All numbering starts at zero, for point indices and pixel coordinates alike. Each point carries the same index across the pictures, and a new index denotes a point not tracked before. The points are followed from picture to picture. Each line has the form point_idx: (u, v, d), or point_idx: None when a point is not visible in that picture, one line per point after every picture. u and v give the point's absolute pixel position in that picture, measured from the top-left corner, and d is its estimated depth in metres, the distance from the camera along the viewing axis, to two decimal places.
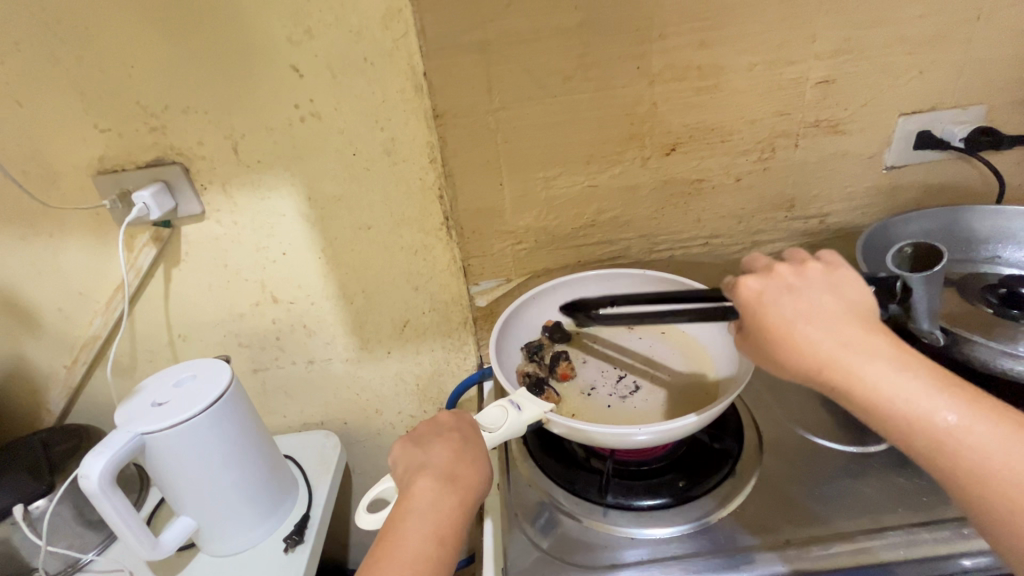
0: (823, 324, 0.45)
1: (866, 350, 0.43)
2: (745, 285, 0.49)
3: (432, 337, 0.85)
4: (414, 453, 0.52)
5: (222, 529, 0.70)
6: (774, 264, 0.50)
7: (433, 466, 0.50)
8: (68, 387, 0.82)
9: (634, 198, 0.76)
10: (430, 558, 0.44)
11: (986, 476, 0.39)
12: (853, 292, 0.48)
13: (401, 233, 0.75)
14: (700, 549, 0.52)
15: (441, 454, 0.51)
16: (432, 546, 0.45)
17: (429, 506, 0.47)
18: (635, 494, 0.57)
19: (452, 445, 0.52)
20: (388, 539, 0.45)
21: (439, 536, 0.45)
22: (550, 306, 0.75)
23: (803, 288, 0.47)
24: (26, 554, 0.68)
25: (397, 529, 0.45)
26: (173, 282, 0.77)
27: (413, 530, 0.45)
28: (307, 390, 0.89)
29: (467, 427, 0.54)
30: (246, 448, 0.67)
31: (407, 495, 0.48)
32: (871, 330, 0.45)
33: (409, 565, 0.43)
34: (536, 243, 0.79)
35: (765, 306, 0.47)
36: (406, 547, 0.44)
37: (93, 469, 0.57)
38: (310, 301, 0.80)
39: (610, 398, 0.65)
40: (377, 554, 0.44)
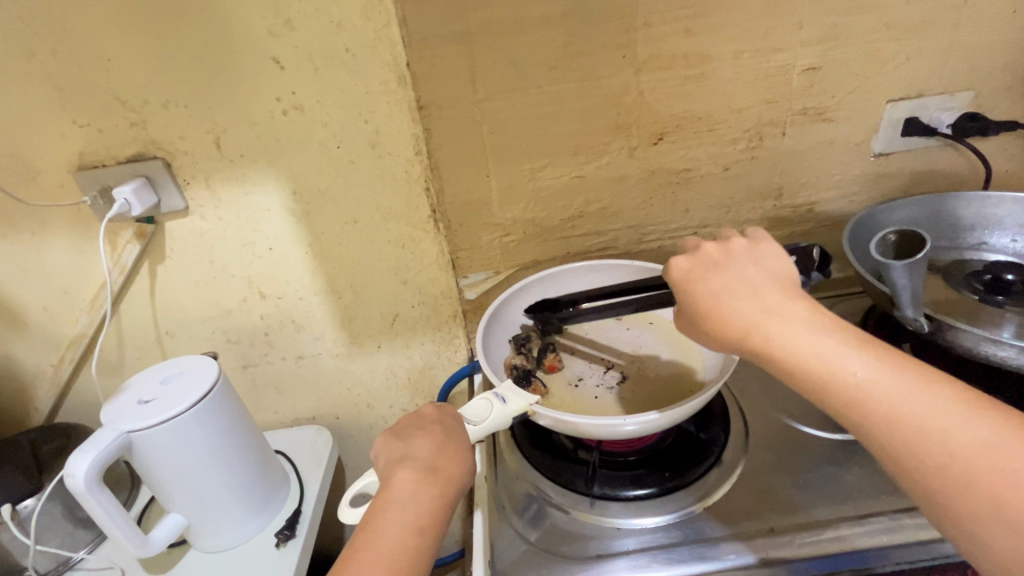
0: (744, 294, 0.45)
1: (784, 315, 0.44)
2: (674, 266, 0.50)
3: (422, 330, 0.85)
4: (396, 446, 0.52)
5: (214, 526, 0.70)
6: (701, 242, 0.51)
7: (415, 458, 0.50)
8: (56, 385, 0.82)
9: (622, 188, 0.76)
10: (408, 548, 0.44)
11: (903, 426, 0.39)
12: (781, 263, 0.48)
13: (387, 227, 0.74)
14: (686, 538, 0.52)
15: (423, 448, 0.51)
16: (412, 537, 0.45)
17: (410, 498, 0.47)
18: (622, 485, 0.57)
19: (435, 439, 0.52)
20: (367, 529, 0.45)
21: (419, 527, 0.45)
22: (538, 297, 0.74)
23: (727, 262, 0.48)
24: (15, 553, 0.68)
25: (377, 520, 0.45)
26: (158, 279, 0.76)
27: (393, 521, 0.45)
28: (298, 385, 0.89)
29: (451, 420, 0.54)
30: (234, 444, 0.67)
31: (387, 486, 0.48)
32: (792, 297, 0.45)
33: (387, 556, 0.43)
34: (523, 235, 0.78)
35: (689, 283, 0.49)
36: (385, 537, 0.44)
37: (77, 468, 0.57)
38: (298, 296, 0.79)
39: (597, 389, 0.65)
40: (357, 546, 0.44)
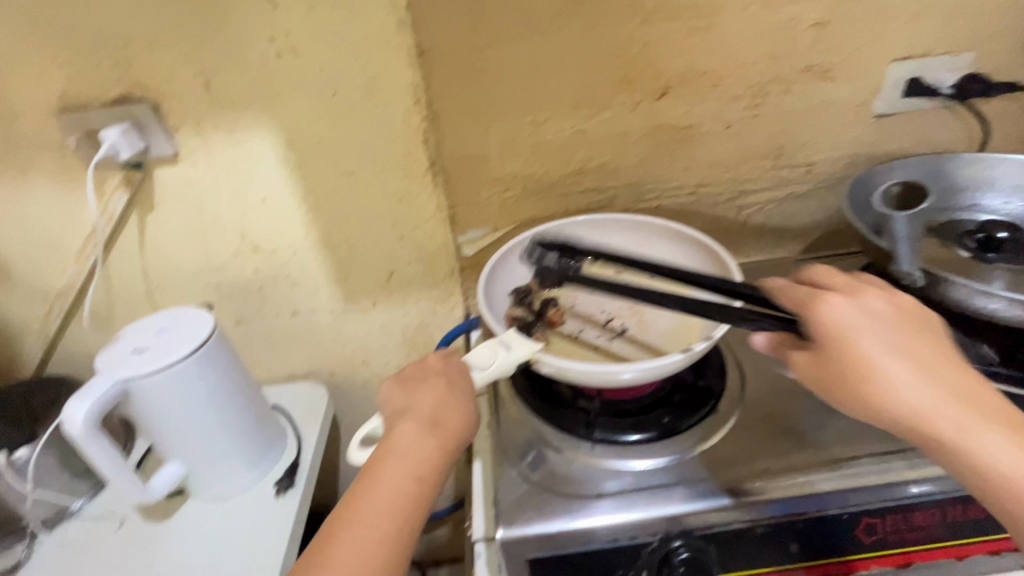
0: (913, 365, 0.45)
1: (958, 401, 0.44)
2: (831, 308, 0.47)
3: (418, 287, 0.84)
4: (400, 396, 0.52)
5: (212, 474, 0.71)
6: (857, 289, 0.49)
7: (417, 411, 0.51)
8: (44, 337, 0.80)
9: (623, 146, 0.74)
10: (409, 499, 0.46)
11: None
12: (937, 333, 0.48)
13: (384, 179, 0.73)
14: (681, 478, 0.54)
15: (427, 401, 0.51)
16: (410, 487, 0.46)
17: (409, 450, 0.48)
18: (621, 430, 0.58)
19: (438, 392, 0.52)
20: (367, 478, 0.46)
21: (417, 477, 0.46)
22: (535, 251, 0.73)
23: (889, 322, 0.47)
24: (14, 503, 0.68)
25: (376, 470, 0.46)
26: (148, 229, 0.74)
27: (393, 472, 0.46)
28: (292, 342, 0.88)
29: (456, 371, 0.54)
30: (233, 394, 0.67)
31: (388, 437, 0.49)
32: (964, 381, 0.45)
33: (387, 505, 0.45)
34: (523, 191, 0.76)
35: (846, 335, 0.46)
36: (386, 487, 0.46)
37: (76, 414, 0.56)
38: (293, 250, 0.78)
39: (597, 341, 0.67)
40: (356, 491, 0.46)
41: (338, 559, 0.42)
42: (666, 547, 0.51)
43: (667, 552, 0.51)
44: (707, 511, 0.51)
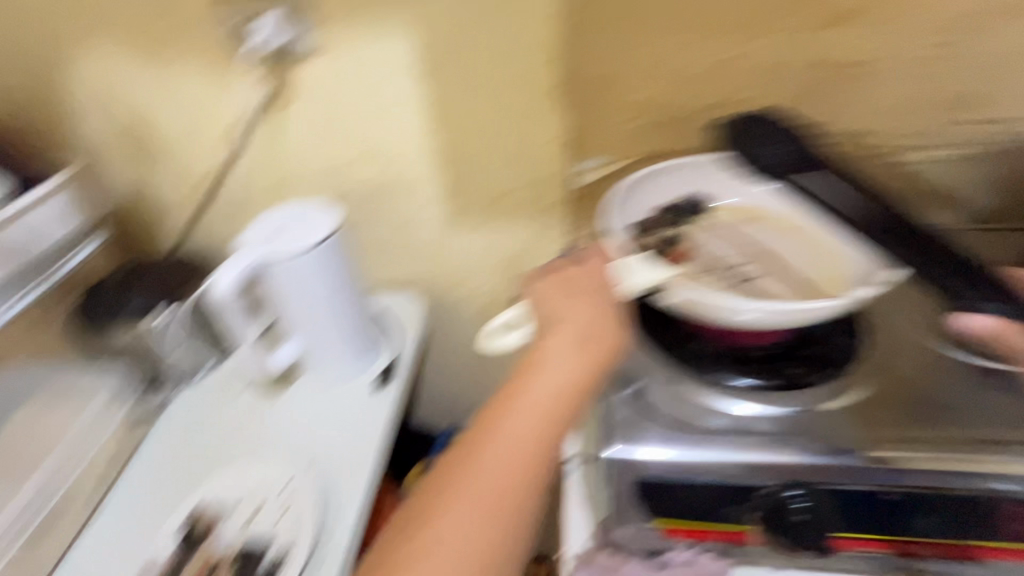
0: None
1: None
2: None
3: (524, 213, 0.82)
4: (553, 304, 0.53)
5: (320, 358, 0.76)
6: None
7: (571, 324, 0.52)
8: (184, 217, 0.88)
9: (774, 79, 0.68)
10: (557, 405, 0.50)
11: None
12: None
13: (512, 93, 0.70)
14: (795, 431, 0.51)
15: (577, 316, 0.52)
16: (564, 394, 0.50)
17: (560, 361, 0.51)
18: (731, 372, 0.55)
19: (588, 309, 0.53)
20: (522, 379, 0.51)
21: (571, 387, 0.50)
22: (661, 183, 0.67)
23: None
24: (159, 356, 0.77)
25: (533, 375, 0.51)
26: (283, 123, 0.78)
27: (546, 378, 0.50)
28: (396, 251, 0.91)
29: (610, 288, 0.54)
30: (345, 286, 0.71)
31: (543, 346, 0.52)
32: None
33: (538, 407, 0.50)
34: (654, 119, 0.73)
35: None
36: (537, 391, 0.50)
37: (224, 279, 0.62)
38: (412, 159, 0.79)
39: (729, 282, 0.59)
40: (514, 389, 0.51)
41: (499, 443, 0.48)
42: (779, 493, 0.48)
43: (782, 498, 0.47)
44: (824, 463, 0.48)
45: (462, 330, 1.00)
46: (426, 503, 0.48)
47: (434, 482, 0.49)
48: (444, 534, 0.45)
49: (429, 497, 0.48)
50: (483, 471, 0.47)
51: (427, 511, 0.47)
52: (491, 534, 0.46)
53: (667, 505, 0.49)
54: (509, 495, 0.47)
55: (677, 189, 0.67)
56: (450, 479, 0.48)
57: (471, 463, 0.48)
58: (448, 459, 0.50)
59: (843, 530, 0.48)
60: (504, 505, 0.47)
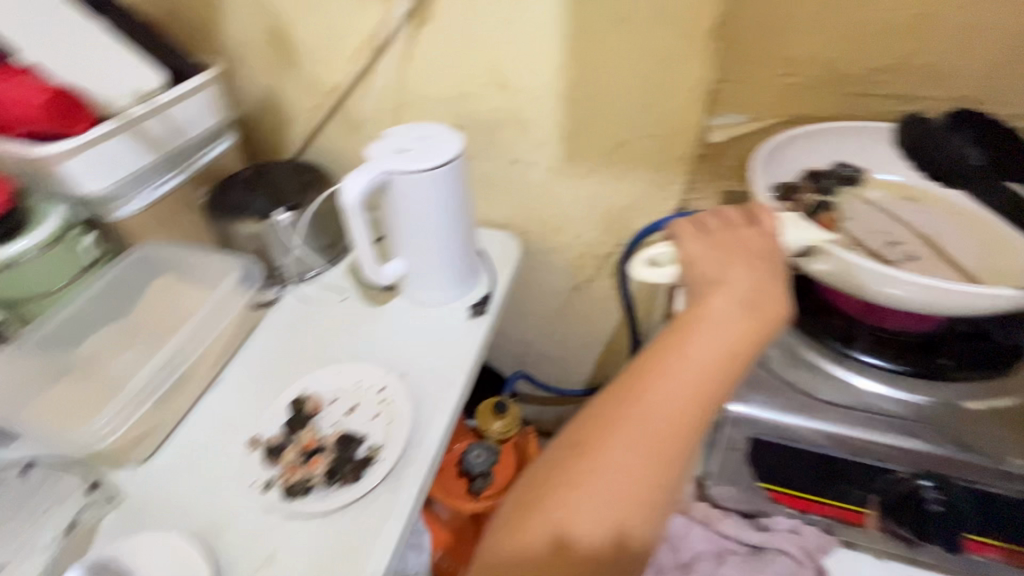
0: None
1: None
2: None
3: (642, 166, 0.80)
4: (710, 261, 0.46)
5: (425, 277, 0.78)
6: None
7: (734, 285, 0.44)
8: (308, 128, 0.92)
9: (965, 45, 0.60)
10: (721, 370, 0.41)
11: None
12: None
13: (660, 33, 0.67)
14: (937, 423, 0.47)
15: (744, 277, 0.44)
16: (727, 361, 0.41)
17: (726, 321, 0.42)
18: (868, 351, 0.52)
19: (756, 272, 0.45)
20: (679, 336, 0.42)
21: (734, 353, 0.42)
22: (812, 149, 0.64)
23: None
24: (276, 252, 0.82)
25: (691, 335, 0.42)
26: (416, 43, 0.78)
27: (705, 342, 0.42)
28: (501, 189, 0.91)
29: (774, 253, 0.47)
30: (457, 208, 0.72)
31: (701, 304, 0.44)
32: None
33: (699, 368, 0.41)
34: (809, 79, 0.67)
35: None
36: (698, 349, 0.41)
37: (353, 186, 0.64)
38: (536, 95, 0.78)
39: (880, 256, 0.56)
40: (665, 347, 0.42)
41: (651, 404, 0.40)
42: (913, 482, 0.46)
43: (914, 487, 0.46)
44: (968, 459, 0.45)
45: (550, 278, 1.00)
46: (564, 456, 0.40)
47: (573, 435, 0.41)
48: (589, 492, 0.38)
49: (567, 451, 0.40)
50: (635, 428, 0.39)
51: (566, 465, 0.39)
52: (638, 507, 0.38)
53: (787, 473, 0.49)
54: (660, 469, 0.38)
55: (826, 159, 0.64)
56: (594, 434, 0.40)
57: (619, 420, 0.40)
58: (589, 414, 0.42)
59: (977, 533, 0.46)
60: (658, 469, 0.39)
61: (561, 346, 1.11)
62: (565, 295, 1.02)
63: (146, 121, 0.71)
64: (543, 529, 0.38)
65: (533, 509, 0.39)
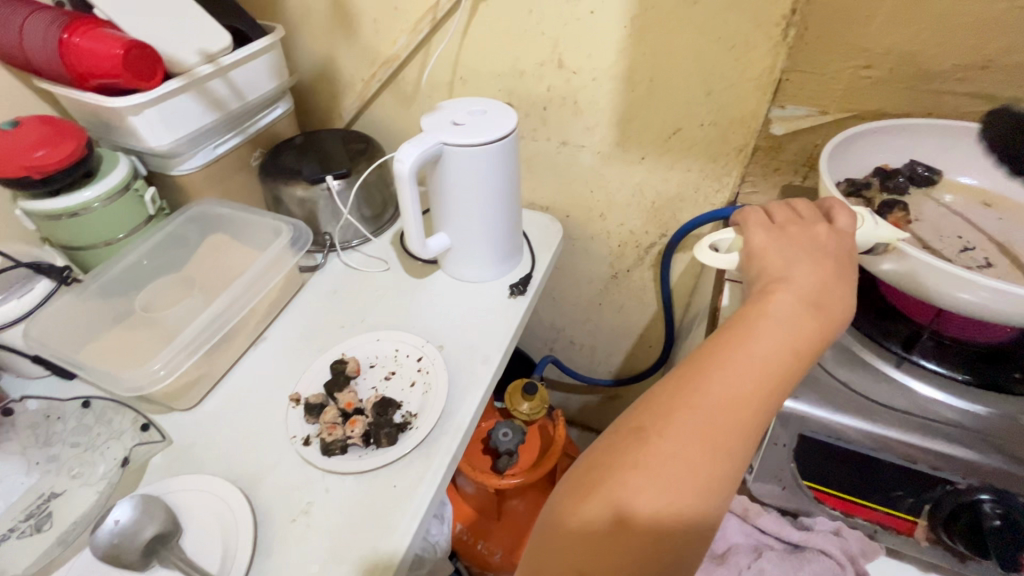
0: None
1: None
2: None
3: (695, 156, 0.78)
4: (773, 259, 0.45)
5: (468, 252, 0.78)
6: None
7: (797, 284, 0.43)
8: (361, 99, 0.93)
9: None
10: (785, 364, 0.40)
11: None
12: None
13: (729, 19, 0.64)
14: (999, 435, 0.45)
15: (811, 274, 0.43)
16: (789, 358, 0.40)
17: (790, 318, 0.41)
18: (926, 358, 0.50)
19: (823, 271, 0.44)
20: (743, 328, 0.42)
21: (796, 350, 0.41)
22: (884, 146, 0.61)
23: None
24: (325, 217, 0.84)
25: (753, 329, 0.41)
26: (476, 18, 0.77)
27: (768, 337, 0.41)
28: (549, 171, 0.91)
29: (843, 254, 0.45)
30: (506, 185, 0.72)
31: (762, 300, 0.43)
32: None
33: (764, 361, 0.40)
34: (887, 74, 0.63)
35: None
36: (764, 342, 0.41)
37: (406, 156, 0.64)
38: (593, 77, 0.76)
39: (952, 260, 0.53)
40: (724, 340, 0.42)
41: (711, 394, 0.39)
42: (971, 495, 0.44)
43: (972, 500, 0.44)
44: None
45: (589, 265, 1.00)
46: (624, 439, 0.39)
47: (629, 420, 0.40)
48: (649, 474, 0.37)
49: (627, 434, 0.39)
50: (694, 417, 0.38)
51: (626, 447, 0.38)
52: (696, 497, 0.37)
53: (831, 472, 0.48)
54: (718, 459, 0.37)
55: (897, 158, 0.62)
56: (655, 418, 0.39)
57: (682, 405, 0.39)
58: (647, 399, 0.41)
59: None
60: (719, 458, 0.38)
61: (594, 334, 1.11)
62: (603, 283, 1.02)
63: (206, 81, 0.73)
64: (601, 509, 0.37)
65: (591, 488, 0.38)
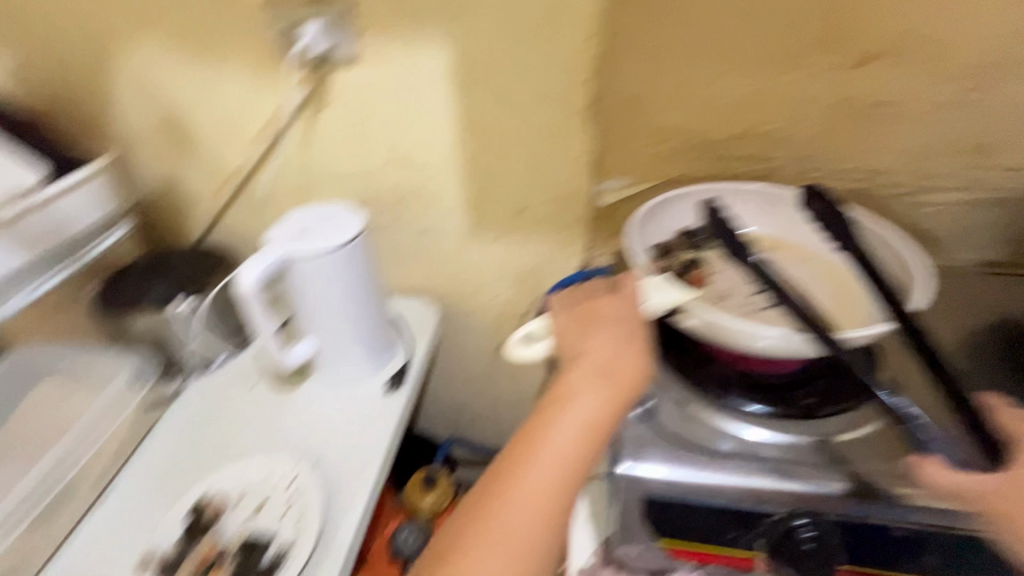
0: None
1: None
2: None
3: (544, 229, 0.84)
4: (574, 338, 0.53)
5: (338, 354, 0.76)
6: None
7: (591, 358, 0.51)
8: (211, 212, 0.91)
9: (800, 113, 0.69)
10: (585, 441, 0.47)
11: None
12: None
13: (541, 113, 0.72)
14: (802, 459, 0.51)
15: (603, 348, 0.51)
16: (585, 433, 0.48)
17: (585, 397, 0.49)
18: (744, 399, 0.56)
19: (613, 342, 0.52)
20: (548, 414, 0.49)
21: (591, 426, 0.48)
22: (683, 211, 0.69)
23: None
24: (175, 343, 0.78)
25: (555, 415, 0.48)
26: (315, 127, 0.80)
27: (567, 420, 0.48)
28: (416, 259, 0.92)
29: (632, 321, 0.53)
30: (367, 286, 0.72)
31: (564, 382, 0.50)
32: None
33: (567, 443, 0.47)
34: (679, 146, 0.74)
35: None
36: (563, 427, 0.48)
37: (248, 273, 0.63)
38: (437, 169, 0.81)
39: (745, 309, 0.58)
40: (534, 428, 0.49)
41: (522, 487, 0.46)
42: (787, 522, 0.48)
43: (791, 526, 0.48)
44: (824, 493, 0.48)
45: (473, 340, 1.01)
46: (451, 545, 0.45)
47: (457, 525, 0.46)
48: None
49: (454, 540, 0.45)
50: (508, 512, 0.45)
51: (454, 552, 0.44)
52: None
53: (682, 528, 0.50)
54: (531, 546, 0.44)
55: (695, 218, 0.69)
56: (477, 520, 0.45)
57: (499, 497, 0.46)
58: (472, 501, 0.47)
59: (850, 563, 0.49)
60: (533, 545, 0.44)
61: (493, 405, 1.11)
62: (490, 355, 1.03)
63: (42, 211, 0.68)
64: None
65: None
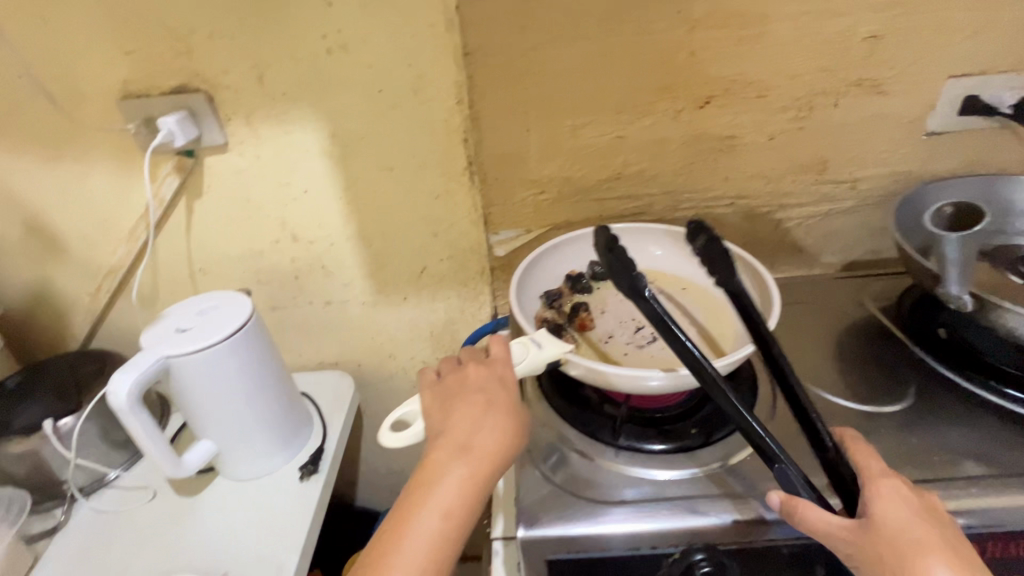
0: None
1: None
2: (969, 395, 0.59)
3: (448, 285, 0.84)
4: (437, 416, 0.52)
5: (242, 451, 0.72)
6: None
7: (451, 436, 0.50)
8: (92, 313, 0.84)
9: (661, 152, 0.74)
10: (441, 536, 0.46)
11: None
12: None
13: (423, 177, 0.74)
14: (700, 492, 0.54)
15: (459, 425, 0.50)
16: (440, 521, 0.46)
17: (441, 480, 0.48)
18: (643, 437, 0.58)
19: (472, 414, 0.51)
20: (405, 506, 0.47)
21: (446, 511, 0.46)
22: (567, 258, 0.73)
23: None
24: (55, 466, 0.71)
25: (411, 506, 0.47)
26: (195, 214, 0.77)
27: (424, 509, 0.46)
28: (325, 331, 0.90)
29: (493, 386, 0.53)
30: (265, 374, 0.68)
31: (423, 466, 0.49)
32: None
33: (423, 538, 0.46)
34: (558, 194, 0.77)
35: (888, 526, 0.44)
36: (418, 520, 0.46)
37: (120, 386, 0.58)
38: (330, 242, 0.80)
39: (628, 346, 0.63)
40: (393, 523, 0.47)
41: None
42: (688, 557, 0.49)
43: (691, 561, 0.49)
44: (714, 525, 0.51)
45: (397, 403, 0.98)
46: None
47: None
48: None
49: None
50: None
51: None
52: None
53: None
54: None
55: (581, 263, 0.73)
56: None
57: None
58: None
59: None
60: None
61: None
62: None
63: None
64: None
65: None
